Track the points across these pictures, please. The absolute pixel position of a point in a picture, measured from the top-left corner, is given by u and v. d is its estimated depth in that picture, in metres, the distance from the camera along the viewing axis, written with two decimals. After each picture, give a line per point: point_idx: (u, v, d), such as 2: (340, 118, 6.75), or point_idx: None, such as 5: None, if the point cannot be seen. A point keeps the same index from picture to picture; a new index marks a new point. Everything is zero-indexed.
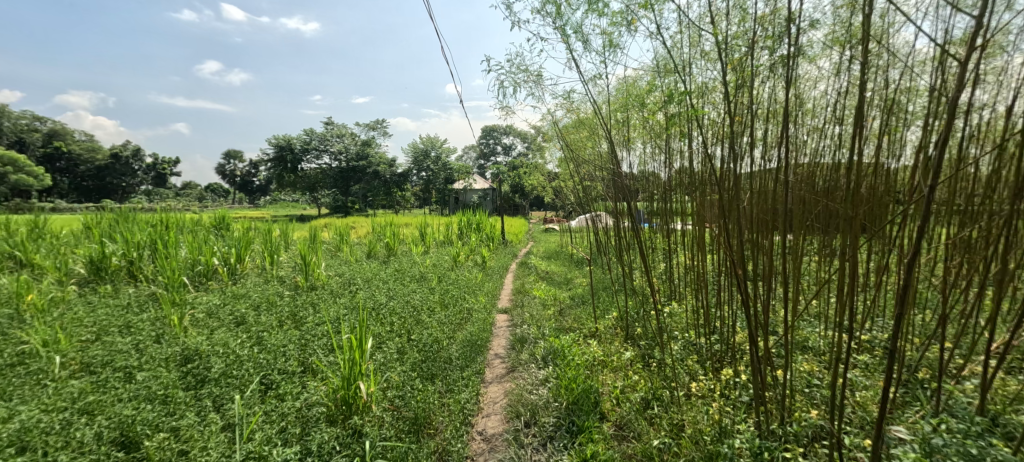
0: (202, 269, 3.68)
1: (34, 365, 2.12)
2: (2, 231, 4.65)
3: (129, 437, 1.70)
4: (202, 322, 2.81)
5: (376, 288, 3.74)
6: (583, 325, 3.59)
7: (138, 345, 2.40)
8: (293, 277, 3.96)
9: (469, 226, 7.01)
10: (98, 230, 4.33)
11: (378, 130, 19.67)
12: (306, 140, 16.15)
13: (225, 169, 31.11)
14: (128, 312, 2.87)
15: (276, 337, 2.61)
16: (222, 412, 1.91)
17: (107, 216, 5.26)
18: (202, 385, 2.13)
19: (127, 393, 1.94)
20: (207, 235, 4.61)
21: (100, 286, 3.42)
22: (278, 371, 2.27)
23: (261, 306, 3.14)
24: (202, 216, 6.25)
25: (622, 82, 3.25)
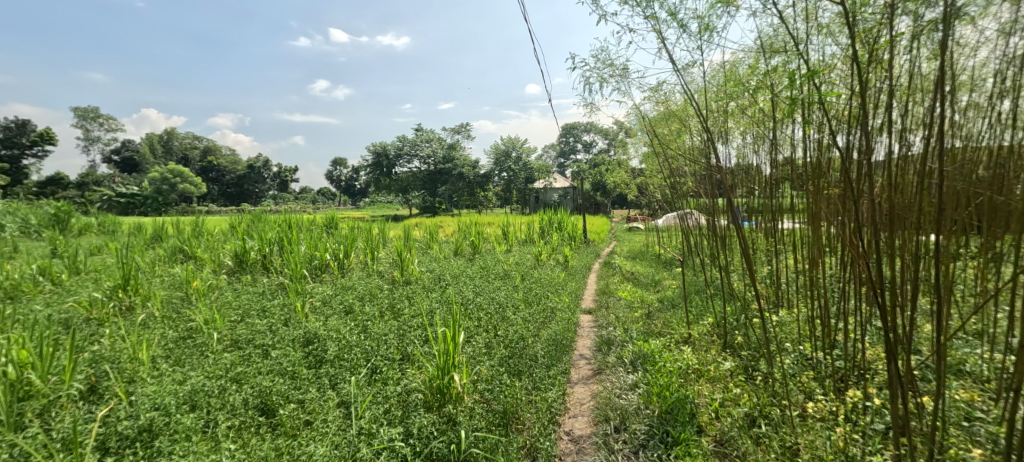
0: (318, 263, 4.18)
1: (200, 339, 2.59)
2: (177, 230, 5.78)
3: (267, 405, 1.99)
4: (319, 309, 3.19)
5: (464, 284, 3.91)
6: (674, 330, 3.36)
7: (272, 326, 2.81)
8: (391, 272, 4.31)
9: (550, 225, 7.01)
10: (241, 229, 5.17)
11: (462, 134, 20.60)
12: (398, 146, 17.54)
13: (333, 175, 35.07)
14: (263, 299, 3.37)
15: (379, 326, 2.86)
16: (337, 390, 2.15)
17: (247, 217, 6.25)
18: (321, 365, 2.42)
19: (265, 366, 2.28)
20: (320, 233, 5.23)
21: (243, 275, 4.07)
22: (382, 356, 2.49)
23: (365, 298, 3.47)
24: (316, 216, 7.12)
25: (719, 68, 2.98)
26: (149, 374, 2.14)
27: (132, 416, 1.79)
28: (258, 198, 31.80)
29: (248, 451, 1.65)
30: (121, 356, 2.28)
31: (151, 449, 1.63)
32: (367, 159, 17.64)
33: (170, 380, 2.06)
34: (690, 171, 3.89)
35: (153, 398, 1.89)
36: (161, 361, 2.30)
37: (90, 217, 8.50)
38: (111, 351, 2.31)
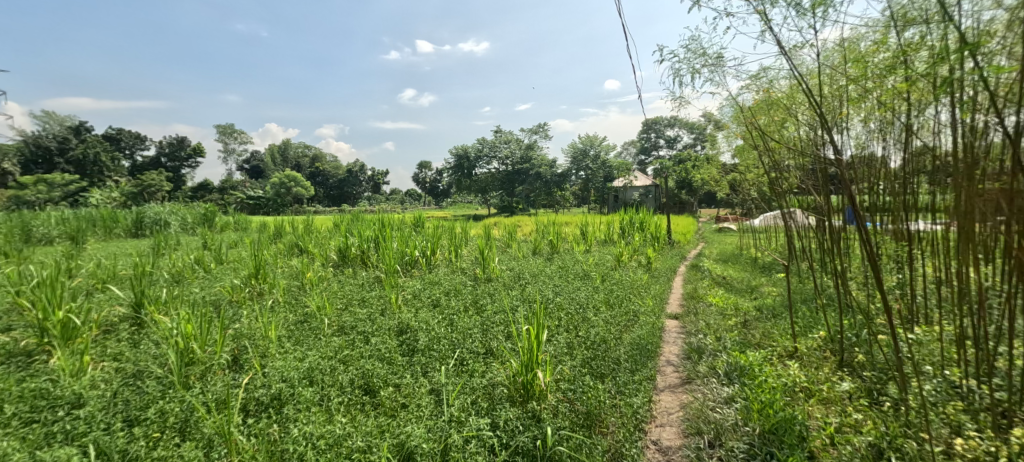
0: (409, 259, 4.50)
1: (314, 323, 2.95)
2: (294, 227, 6.64)
3: (370, 386, 2.20)
4: (411, 301, 3.43)
5: (544, 283, 3.93)
6: (776, 343, 3.02)
7: (371, 315, 3.09)
8: (473, 269, 4.49)
9: (631, 225, 6.74)
10: (345, 227, 5.77)
11: (539, 134, 20.71)
12: (478, 148, 18.21)
13: (418, 177, 37.49)
14: (363, 290, 3.73)
15: (464, 320, 3.00)
16: (429, 377, 2.29)
17: (349, 216, 6.95)
18: (413, 354, 2.60)
19: (367, 351, 2.52)
20: (409, 232, 5.63)
21: (346, 268, 4.53)
22: (468, 349, 2.61)
23: (451, 292, 3.66)
24: (406, 216, 7.67)
25: (837, 46, 2.61)
26: (276, 351, 2.49)
27: (266, 386, 2.09)
28: (355, 199, 35.22)
29: (356, 424, 1.84)
30: (256, 334, 2.68)
31: (280, 416, 1.90)
32: (449, 162, 18.56)
33: (292, 357, 2.37)
34: (796, 165, 3.47)
35: (280, 372, 2.19)
36: (285, 340, 2.66)
37: (230, 216, 10.13)
38: (249, 329, 2.73)
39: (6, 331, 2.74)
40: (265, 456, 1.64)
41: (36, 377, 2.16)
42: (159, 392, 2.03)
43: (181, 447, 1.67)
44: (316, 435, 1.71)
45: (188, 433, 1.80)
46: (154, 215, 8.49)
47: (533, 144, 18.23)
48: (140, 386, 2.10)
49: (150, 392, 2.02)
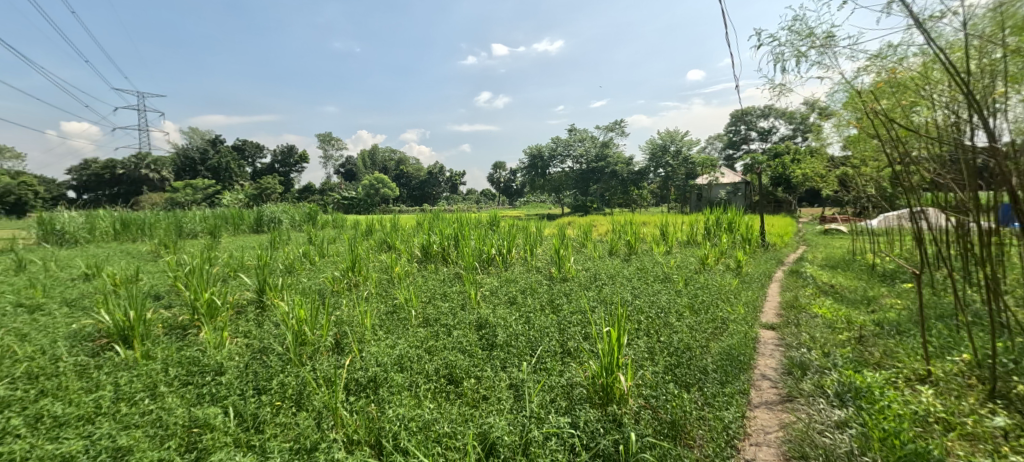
0: (486, 256, 4.65)
1: (402, 314, 3.18)
2: (385, 225, 7.24)
3: (453, 376, 2.31)
4: (489, 298, 3.54)
5: (621, 285, 3.81)
6: (902, 364, 2.59)
7: (453, 309, 3.26)
8: (548, 268, 4.50)
9: (717, 225, 6.25)
10: (428, 226, 6.14)
11: (615, 131, 20.07)
12: (552, 147, 18.23)
13: (492, 177, 38.50)
14: (444, 285, 3.94)
15: (541, 318, 3.02)
16: (508, 372, 2.35)
17: (432, 215, 7.38)
18: (492, 348, 2.68)
19: (450, 343, 2.65)
20: (486, 231, 5.81)
21: (429, 264, 4.82)
22: (546, 348, 2.62)
23: (526, 291, 3.70)
24: (482, 215, 7.94)
25: (991, 12, 2.17)
26: (371, 337, 2.73)
27: (363, 368, 2.31)
28: (435, 199, 37.24)
29: (442, 411, 1.95)
30: (353, 321, 2.96)
31: (376, 397, 2.08)
32: (523, 162, 18.82)
33: (385, 344, 2.58)
34: (929, 156, 2.96)
35: (375, 357, 2.40)
36: (378, 328, 2.90)
37: (330, 215, 11.33)
38: (348, 317, 3.04)
39: (169, 307, 3.36)
40: (365, 432, 1.81)
41: (190, 346, 2.62)
42: (279, 366, 2.34)
43: (297, 416, 1.92)
44: (408, 418, 1.84)
45: (302, 404, 2.06)
46: (272, 214, 9.81)
47: (608, 142, 17.72)
48: (264, 360, 2.44)
49: (272, 366, 2.34)
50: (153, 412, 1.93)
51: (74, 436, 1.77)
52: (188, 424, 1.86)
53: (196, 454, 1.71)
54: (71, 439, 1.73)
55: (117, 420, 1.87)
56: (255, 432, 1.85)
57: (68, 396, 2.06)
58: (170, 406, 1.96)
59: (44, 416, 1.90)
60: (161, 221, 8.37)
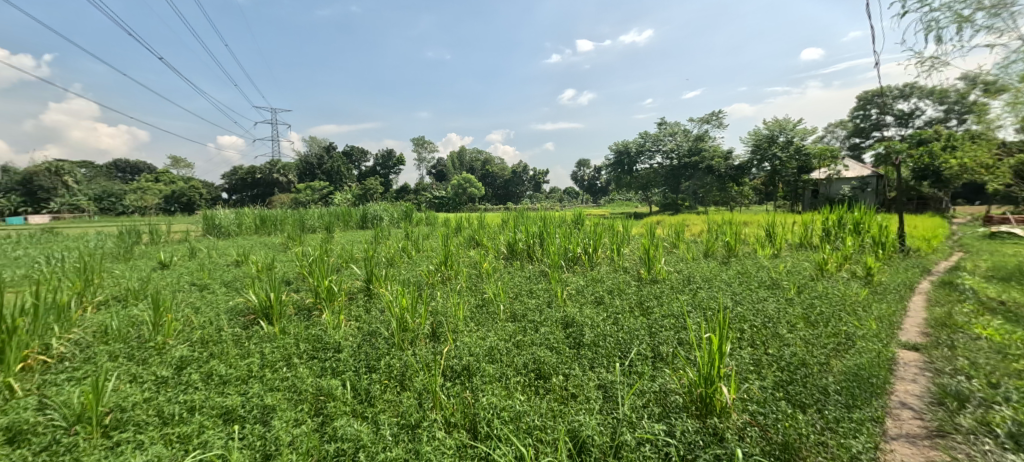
0: (571, 255, 4.63)
1: (491, 308, 3.30)
2: (474, 223, 7.59)
3: (541, 371, 2.34)
4: (575, 297, 3.52)
5: (720, 289, 3.52)
6: None
7: (539, 306, 3.30)
8: (637, 269, 4.33)
9: (839, 226, 5.43)
10: (514, 223, 6.31)
11: (712, 122, 18.49)
12: (640, 143, 17.45)
13: (574, 174, 38.02)
14: (530, 281, 4.01)
15: (630, 320, 2.92)
16: (597, 372, 2.31)
17: (518, 213, 7.55)
18: (579, 347, 2.66)
19: (537, 339, 2.70)
20: (571, 229, 5.78)
21: (515, 261, 4.94)
22: (636, 350, 2.53)
23: (614, 291, 3.61)
24: (567, 213, 7.89)
25: None
26: (464, 328, 2.89)
27: (457, 357, 2.46)
28: (518, 197, 37.95)
29: (532, 404, 2.00)
30: (448, 312, 3.16)
31: (469, 384, 2.21)
32: (608, 159, 18.28)
33: (476, 336, 2.72)
34: None
35: (468, 347, 2.54)
36: (469, 320, 3.06)
37: (424, 212, 12.19)
38: (442, 308, 3.25)
39: (298, 291, 3.92)
40: (461, 416, 1.93)
41: (314, 325, 3.03)
42: (385, 349, 2.60)
43: (402, 394, 2.11)
44: (500, 407, 1.92)
45: (405, 385, 2.26)
46: (375, 212, 10.88)
47: (703, 134, 16.39)
48: (372, 342, 2.72)
49: (380, 348, 2.60)
50: (289, 379, 2.28)
51: (234, 392, 2.16)
52: (316, 392, 2.16)
53: (322, 418, 1.97)
54: (233, 395, 2.11)
55: (264, 383, 2.24)
56: (368, 405, 2.08)
57: (228, 359, 2.52)
58: (302, 375, 2.30)
59: (213, 374, 2.35)
60: (289, 218, 9.79)
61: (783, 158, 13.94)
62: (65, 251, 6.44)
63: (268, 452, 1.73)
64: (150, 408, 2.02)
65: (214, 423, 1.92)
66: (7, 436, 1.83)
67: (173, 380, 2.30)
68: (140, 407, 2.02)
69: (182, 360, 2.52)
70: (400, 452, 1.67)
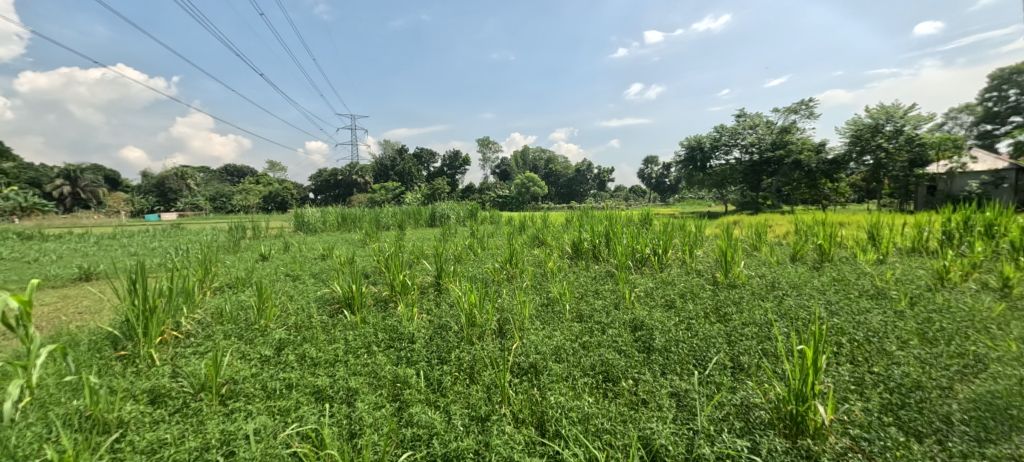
0: (640, 256, 4.46)
1: (557, 307, 3.29)
2: (538, 222, 7.61)
3: (609, 374, 2.29)
4: (643, 299, 3.39)
5: (810, 297, 3.18)
6: None
7: (606, 307, 3.22)
8: (712, 272, 4.06)
9: (966, 228, 4.63)
10: (579, 223, 6.22)
11: (801, 112, 16.70)
12: (715, 137, 16.29)
13: (640, 172, 36.56)
14: (596, 282, 3.93)
15: (706, 326, 2.74)
16: (669, 379, 2.21)
17: (583, 212, 7.42)
18: (649, 351, 2.55)
19: (604, 340, 2.64)
20: (638, 228, 5.58)
21: (580, 261, 4.88)
22: (714, 359, 2.37)
23: (686, 295, 3.42)
24: (634, 213, 7.62)
25: None
26: (529, 326, 2.91)
27: (524, 354, 2.49)
28: (581, 196, 37.37)
29: (601, 407, 1.96)
30: (514, 309, 3.21)
31: (536, 382, 2.22)
32: (678, 155, 17.31)
33: (542, 334, 2.73)
34: None
35: (535, 345, 2.56)
36: (535, 318, 3.08)
37: (489, 211, 12.48)
38: (508, 305, 3.31)
39: (375, 284, 4.23)
40: (529, 413, 1.95)
41: (390, 317, 3.24)
42: (455, 342, 2.70)
43: (472, 387, 2.18)
44: (568, 407, 1.92)
45: (474, 378, 2.33)
46: (443, 211, 11.37)
47: (789, 126, 14.88)
48: (443, 335, 2.85)
49: (450, 341, 2.72)
50: (369, 365, 2.46)
51: (324, 373, 2.38)
52: (393, 379, 2.31)
53: (399, 403, 2.11)
54: (323, 376, 2.33)
55: (348, 367, 2.45)
56: (440, 395, 2.18)
57: (318, 344, 2.79)
58: (381, 362, 2.47)
59: (306, 356, 2.62)
60: (367, 215, 10.57)
61: (890, 148, 12.11)
62: (189, 244, 7.56)
63: (354, 431, 1.88)
64: (257, 382, 2.30)
65: (308, 400, 2.13)
66: (151, 396, 2.19)
67: (274, 359, 2.60)
68: (249, 381, 2.31)
69: (281, 342, 2.84)
70: (471, 442, 1.73)
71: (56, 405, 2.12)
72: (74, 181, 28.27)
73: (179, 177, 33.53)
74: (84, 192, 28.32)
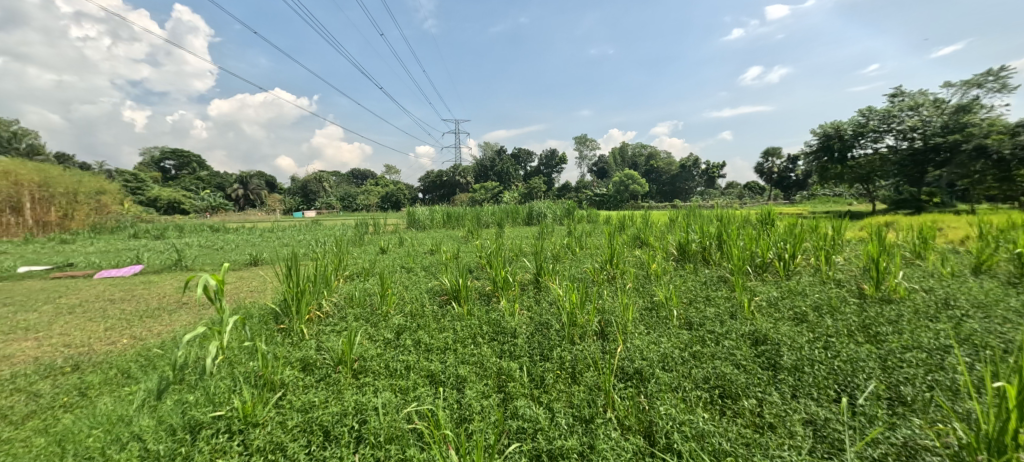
0: (760, 260, 3.97)
1: (662, 312, 3.11)
2: (639, 222, 7.27)
3: (726, 390, 2.09)
4: (765, 309, 3.01)
5: (1006, 321, 2.50)
6: None
7: (720, 316, 2.94)
8: (856, 283, 3.44)
9: None
10: (686, 223, 5.77)
11: (988, 85, 13.17)
12: (859, 122, 13.73)
13: (757, 166, 32.57)
14: (707, 287, 3.62)
15: (851, 347, 2.33)
16: (803, 404, 1.93)
17: (691, 211, 6.88)
18: (776, 370, 2.26)
19: (718, 352, 2.41)
20: (758, 230, 4.98)
21: (687, 264, 4.52)
22: (863, 387, 2.00)
23: (822, 308, 2.94)
24: (752, 212, 6.83)
25: None
26: (633, 330, 2.79)
27: (629, 359, 2.40)
28: (686, 194, 34.66)
29: (718, 425, 1.80)
30: (615, 311, 3.11)
31: (643, 389, 2.13)
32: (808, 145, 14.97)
33: (647, 340, 2.60)
34: None
35: (640, 351, 2.45)
36: (638, 323, 2.94)
37: (585, 210, 12.30)
38: (609, 307, 3.22)
39: (478, 279, 4.48)
40: (636, 420, 1.88)
41: (493, 311, 3.39)
42: (557, 341, 2.72)
43: (574, 387, 2.18)
44: (679, 420, 1.80)
45: (576, 378, 2.33)
46: (539, 210, 11.54)
47: (969, 103, 11.86)
48: (544, 332, 2.89)
49: (551, 339, 2.74)
50: (476, 355, 2.61)
51: (436, 359, 2.59)
52: (497, 371, 2.41)
53: (504, 395, 2.20)
54: (436, 361, 2.54)
55: (457, 355, 2.63)
56: (543, 392, 2.21)
57: (430, 331, 3.04)
58: (486, 353, 2.60)
59: (420, 341, 2.88)
60: (470, 214, 11.22)
61: None
62: (326, 237, 8.85)
63: (463, 416, 2.01)
64: (381, 361, 2.60)
65: (423, 382, 2.34)
66: (302, 364, 2.62)
67: (394, 343, 2.91)
68: (375, 359, 2.62)
69: (399, 327, 3.16)
70: (576, 443, 1.73)
71: (238, 364, 2.65)
72: (246, 185, 35.18)
73: (318, 181, 39.54)
74: (252, 193, 35.07)
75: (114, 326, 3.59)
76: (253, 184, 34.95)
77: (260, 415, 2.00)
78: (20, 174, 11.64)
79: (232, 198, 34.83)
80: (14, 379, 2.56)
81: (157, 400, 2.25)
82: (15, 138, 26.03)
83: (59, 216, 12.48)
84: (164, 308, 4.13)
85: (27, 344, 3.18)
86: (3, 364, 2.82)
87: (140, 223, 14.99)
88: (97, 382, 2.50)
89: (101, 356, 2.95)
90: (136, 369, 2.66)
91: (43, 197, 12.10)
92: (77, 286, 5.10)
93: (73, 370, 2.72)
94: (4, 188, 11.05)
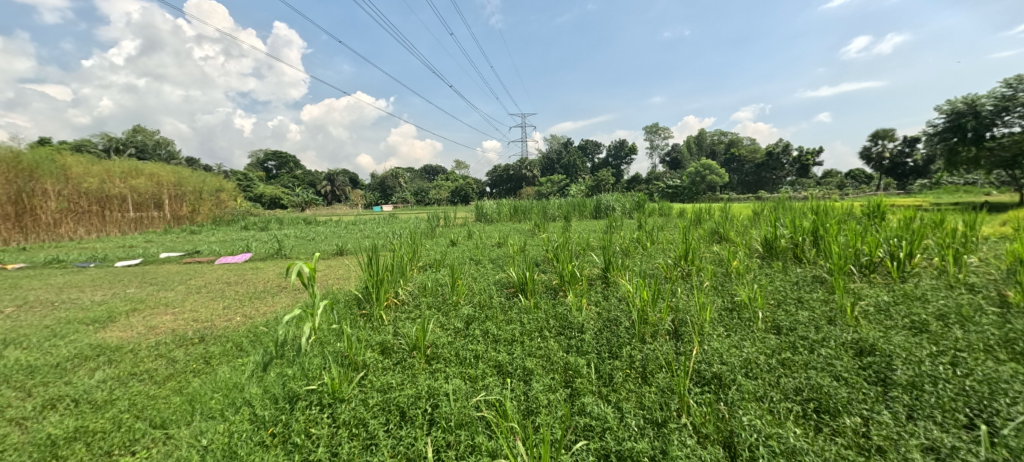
0: (867, 260, 3.47)
1: (744, 314, 2.84)
2: (716, 216, 6.77)
3: (824, 404, 1.86)
4: (874, 316, 2.63)
5: None
6: None
7: (816, 321, 2.62)
8: (998, 289, 2.85)
9: None
10: (772, 217, 5.24)
11: None
12: (1003, 95, 11.36)
13: (863, 151, 28.44)
14: (799, 288, 3.26)
15: (989, 365, 1.94)
16: (923, 427, 1.66)
17: (777, 203, 6.24)
18: (886, 386, 1.96)
19: (814, 361, 2.16)
20: (864, 224, 4.36)
21: (775, 261, 4.11)
22: (1006, 414, 1.67)
23: (949, 318, 2.49)
24: (853, 204, 6.01)
25: None
26: (711, 332, 2.59)
27: (706, 363, 2.24)
28: (773, 186, 31.41)
29: (812, 443, 1.63)
30: (691, 311, 2.92)
31: (723, 396, 1.98)
32: (933, 125, 12.73)
33: (728, 343, 2.40)
34: None
35: (719, 354, 2.28)
36: (717, 324, 2.73)
37: (657, 203, 11.70)
38: (684, 306, 3.02)
39: (545, 272, 4.48)
40: (714, 429, 1.75)
41: (560, 305, 3.36)
42: (626, 339, 2.62)
43: (645, 388, 2.09)
44: (766, 434, 1.66)
45: (647, 378, 2.24)
46: (608, 203, 11.23)
47: None
48: (613, 329, 2.80)
49: (621, 337, 2.66)
50: (543, 349, 2.61)
51: (504, 351, 2.63)
52: (563, 367, 2.39)
53: (571, 390, 2.18)
54: (504, 353, 2.58)
55: (524, 347, 2.66)
56: (611, 390, 2.15)
57: (497, 323, 3.11)
58: (553, 347, 2.60)
59: (489, 332, 2.95)
60: (536, 207, 11.23)
61: None
62: (401, 230, 9.46)
63: (531, 408, 2.03)
64: (450, 349, 2.70)
65: (491, 371, 2.40)
66: (382, 347, 2.81)
67: (464, 332, 3.01)
68: (446, 347, 2.73)
69: (469, 317, 3.28)
70: (647, 447, 1.67)
71: (327, 344, 2.93)
72: (333, 183, 38.71)
73: (394, 177, 42.35)
74: (339, 189, 38.52)
75: (229, 305, 4.17)
76: (338, 180, 38.37)
77: (346, 391, 2.18)
78: (162, 176, 13.95)
79: (322, 194, 38.65)
80: (158, 346, 3.08)
81: (263, 371, 2.57)
82: (159, 146, 31.29)
83: (188, 212, 14.83)
84: (268, 291, 4.71)
85: (167, 317, 3.82)
86: (150, 333, 3.42)
87: (249, 216, 17.27)
88: (218, 353, 2.93)
89: (220, 331, 3.44)
90: (247, 344, 3.06)
91: (177, 195, 14.42)
92: (202, 270, 5.99)
93: (199, 341, 3.20)
94: (151, 188, 13.35)
